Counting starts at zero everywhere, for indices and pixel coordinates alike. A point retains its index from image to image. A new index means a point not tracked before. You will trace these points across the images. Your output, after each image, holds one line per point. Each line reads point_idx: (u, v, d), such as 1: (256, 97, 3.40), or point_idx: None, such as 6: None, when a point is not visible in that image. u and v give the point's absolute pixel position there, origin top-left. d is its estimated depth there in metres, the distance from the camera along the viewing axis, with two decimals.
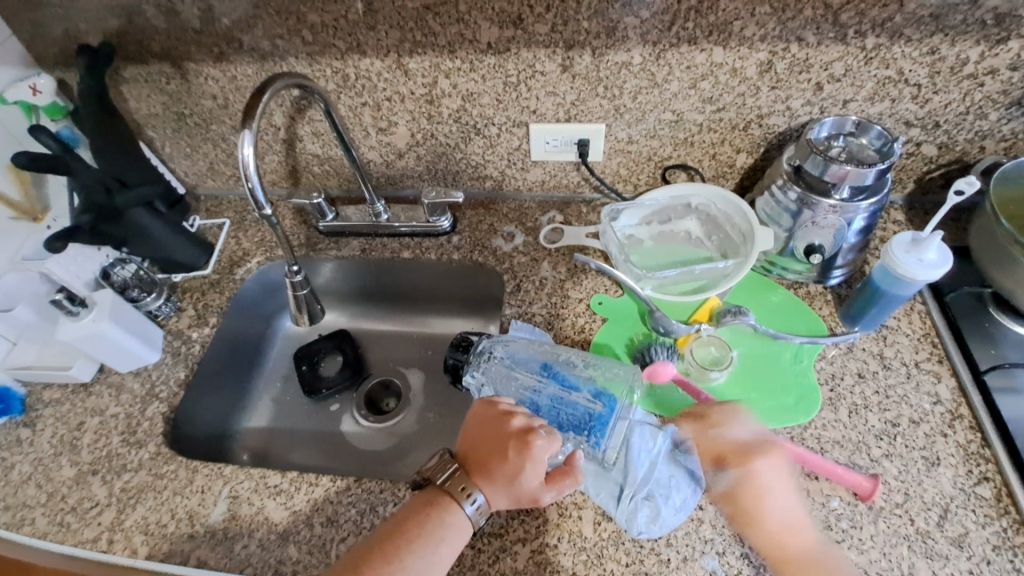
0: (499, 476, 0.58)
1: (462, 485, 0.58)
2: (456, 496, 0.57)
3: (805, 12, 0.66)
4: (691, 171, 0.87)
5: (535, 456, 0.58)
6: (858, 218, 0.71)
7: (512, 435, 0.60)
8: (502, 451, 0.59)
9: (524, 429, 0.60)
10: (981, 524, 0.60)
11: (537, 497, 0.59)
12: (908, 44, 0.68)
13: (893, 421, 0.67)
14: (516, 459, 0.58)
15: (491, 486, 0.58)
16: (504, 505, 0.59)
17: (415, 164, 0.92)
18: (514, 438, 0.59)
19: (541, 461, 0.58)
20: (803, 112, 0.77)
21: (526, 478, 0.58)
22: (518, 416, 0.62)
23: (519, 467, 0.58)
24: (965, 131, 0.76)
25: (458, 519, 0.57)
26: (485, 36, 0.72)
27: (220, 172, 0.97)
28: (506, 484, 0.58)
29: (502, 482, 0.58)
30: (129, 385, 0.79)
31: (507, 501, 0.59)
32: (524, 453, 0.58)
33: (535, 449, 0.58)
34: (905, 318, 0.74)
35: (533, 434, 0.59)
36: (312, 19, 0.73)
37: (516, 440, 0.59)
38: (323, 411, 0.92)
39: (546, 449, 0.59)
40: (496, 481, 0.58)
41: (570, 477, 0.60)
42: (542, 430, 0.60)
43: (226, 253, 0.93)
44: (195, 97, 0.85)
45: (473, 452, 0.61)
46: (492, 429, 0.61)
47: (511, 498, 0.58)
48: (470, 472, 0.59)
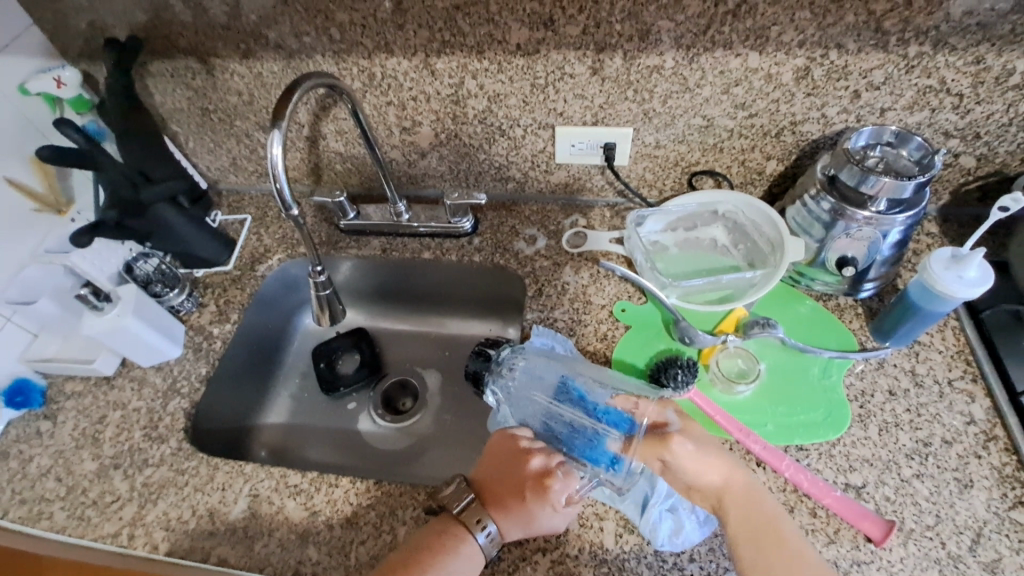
0: (513, 513, 0.58)
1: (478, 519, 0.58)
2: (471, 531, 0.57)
3: (847, 19, 0.64)
4: (718, 177, 0.85)
5: (551, 500, 0.58)
6: (893, 231, 0.69)
7: (530, 476, 0.59)
8: (519, 491, 0.59)
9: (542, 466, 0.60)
10: (1015, 549, 0.58)
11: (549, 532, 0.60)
12: (952, 53, 0.66)
13: (924, 441, 0.65)
14: (532, 501, 0.58)
15: (506, 524, 0.58)
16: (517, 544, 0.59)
17: (438, 163, 0.91)
18: (531, 480, 0.59)
19: (558, 505, 0.58)
20: (838, 120, 0.75)
21: (542, 516, 0.58)
22: (538, 455, 0.61)
23: (536, 508, 0.58)
24: (1006, 143, 0.74)
25: (472, 557, 0.56)
26: (514, 37, 0.71)
27: (242, 168, 0.97)
28: (519, 522, 0.58)
29: (516, 520, 0.58)
30: (151, 379, 0.79)
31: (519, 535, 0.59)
32: (541, 496, 0.58)
33: (553, 492, 0.58)
34: (939, 334, 0.73)
35: (551, 478, 0.59)
36: (340, 18, 0.72)
37: (534, 482, 0.58)
38: (340, 409, 0.92)
39: (564, 490, 0.59)
40: (509, 517, 0.58)
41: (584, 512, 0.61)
42: (559, 472, 0.60)
43: (247, 250, 0.94)
44: (220, 93, 0.85)
45: (490, 485, 0.61)
46: (510, 468, 0.61)
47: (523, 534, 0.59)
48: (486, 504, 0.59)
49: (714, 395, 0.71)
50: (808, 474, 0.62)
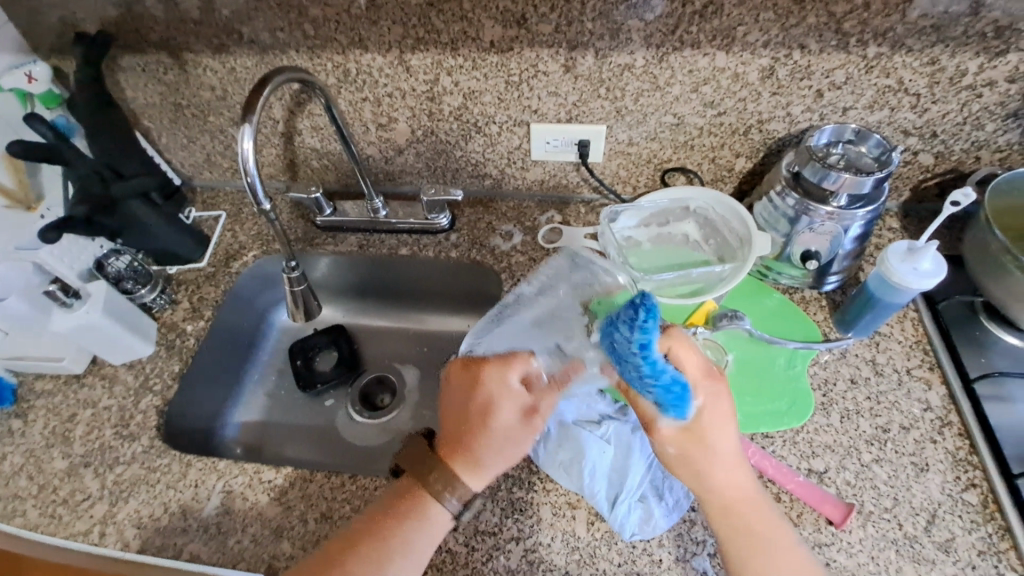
0: (485, 424, 0.57)
1: (428, 467, 0.58)
2: (428, 479, 0.57)
3: (809, 20, 0.66)
4: (689, 174, 0.87)
5: (502, 386, 0.57)
6: (854, 226, 0.72)
7: (475, 384, 0.58)
8: (471, 403, 0.58)
9: (474, 363, 0.59)
10: (967, 529, 0.60)
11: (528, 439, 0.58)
12: (908, 54, 0.69)
13: (883, 427, 0.67)
14: (476, 408, 0.57)
15: (468, 450, 0.57)
16: (500, 465, 0.58)
17: (414, 160, 0.91)
18: (478, 388, 0.57)
19: (513, 381, 0.57)
20: (803, 118, 0.77)
21: (497, 418, 0.57)
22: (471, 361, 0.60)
23: (484, 415, 0.57)
24: (961, 141, 0.77)
25: (442, 499, 0.57)
26: (488, 35, 0.72)
27: (217, 164, 0.97)
28: (496, 425, 0.57)
29: (490, 428, 0.57)
30: (122, 377, 0.78)
31: (509, 435, 0.57)
32: (494, 390, 0.57)
33: (491, 387, 0.57)
34: (898, 325, 0.75)
35: (490, 367, 0.57)
36: (314, 14, 0.72)
37: (479, 386, 0.57)
38: (317, 406, 0.92)
39: (505, 377, 0.57)
40: (481, 432, 0.57)
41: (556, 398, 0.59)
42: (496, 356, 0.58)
43: (221, 246, 0.93)
44: (193, 88, 0.84)
45: (447, 421, 0.60)
46: (454, 395, 0.60)
47: (508, 431, 0.57)
48: (453, 440, 0.58)
49: None
50: (773, 464, 0.64)
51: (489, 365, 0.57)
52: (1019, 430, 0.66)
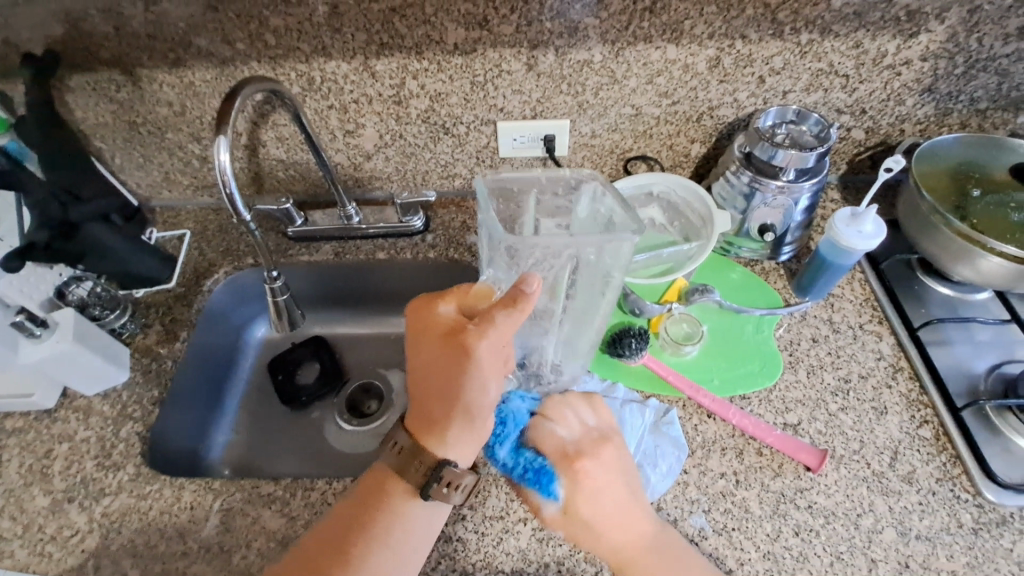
0: (439, 368, 0.56)
1: (394, 441, 0.58)
2: (394, 453, 0.57)
3: (747, 12, 0.72)
4: (649, 162, 0.93)
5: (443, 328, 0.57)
6: (803, 198, 0.78)
7: (422, 339, 0.58)
8: (423, 355, 0.57)
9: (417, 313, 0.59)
10: (925, 460, 0.67)
11: (475, 370, 0.55)
12: (836, 39, 0.75)
13: (845, 378, 0.74)
14: (415, 349, 0.58)
15: (423, 400, 0.57)
16: (453, 409, 0.56)
17: (384, 165, 0.92)
18: (424, 339, 0.58)
19: (452, 321, 0.57)
20: (748, 103, 0.83)
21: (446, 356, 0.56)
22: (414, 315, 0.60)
23: (422, 353, 0.58)
24: (887, 116, 0.85)
25: (410, 464, 0.56)
26: (451, 37, 0.74)
27: (176, 182, 0.95)
28: (450, 367, 0.55)
29: (446, 370, 0.56)
30: (98, 407, 0.75)
31: (466, 372, 0.55)
32: (436, 337, 0.57)
33: (423, 323, 0.58)
34: (848, 286, 0.83)
35: (431, 314, 0.58)
36: (274, 23, 0.72)
37: (424, 337, 0.58)
38: (304, 418, 0.91)
39: (433, 310, 0.58)
40: (438, 379, 0.56)
41: (496, 316, 0.54)
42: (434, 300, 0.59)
43: (190, 265, 0.91)
44: (149, 104, 0.82)
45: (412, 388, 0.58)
46: (410, 354, 0.59)
47: (463, 367, 0.55)
48: (419, 402, 0.57)
49: (665, 358, 0.77)
50: (755, 422, 0.69)
51: (419, 304, 0.60)
52: (959, 369, 0.74)
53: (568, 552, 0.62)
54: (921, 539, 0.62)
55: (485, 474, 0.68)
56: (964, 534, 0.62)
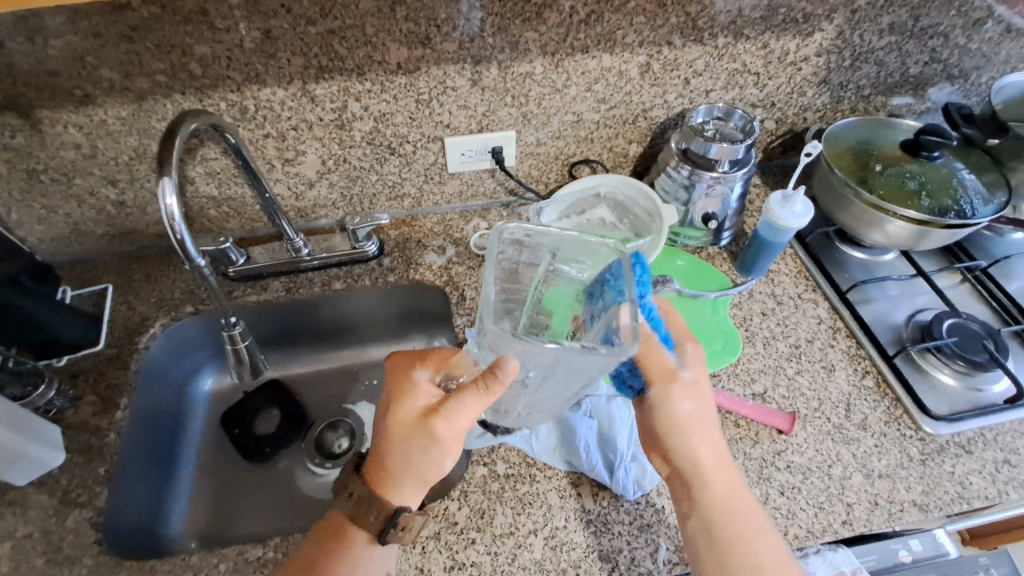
0: (398, 434, 0.54)
1: (350, 489, 0.56)
2: (348, 501, 0.56)
3: (671, 21, 0.78)
4: (592, 165, 0.97)
5: (414, 390, 0.56)
6: (737, 186, 0.85)
7: (393, 394, 0.57)
8: (389, 411, 0.56)
9: (400, 367, 0.58)
10: (873, 407, 0.75)
11: (435, 450, 0.53)
12: (748, 42, 0.83)
13: (795, 344, 0.82)
14: (382, 408, 0.57)
15: (382, 455, 0.55)
16: (405, 472, 0.54)
17: (328, 192, 0.89)
18: (395, 396, 0.56)
19: (423, 386, 0.56)
20: (677, 104, 0.90)
21: (406, 417, 0.55)
22: (395, 366, 0.59)
23: (392, 418, 0.55)
24: (793, 107, 0.95)
25: (363, 510, 0.55)
26: (394, 57, 0.73)
27: (87, 233, 0.85)
28: (408, 434, 0.54)
29: (404, 435, 0.54)
30: (35, 497, 0.66)
31: (424, 441, 0.53)
32: (407, 395, 0.56)
33: (397, 384, 0.57)
34: (783, 261, 0.92)
35: (411, 375, 0.57)
36: (200, 52, 0.67)
37: (397, 394, 0.56)
38: (272, 470, 0.84)
39: (410, 374, 0.57)
40: (396, 442, 0.54)
41: (465, 393, 0.52)
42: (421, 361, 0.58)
43: (119, 322, 0.82)
44: (51, 149, 0.74)
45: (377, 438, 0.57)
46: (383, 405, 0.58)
47: (418, 435, 0.53)
48: (380, 456, 0.56)
49: None
50: (733, 397, 0.74)
51: (400, 364, 0.58)
52: (883, 321, 0.84)
53: (583, 554, 0.63)
54: (883, 477, 0.69)
55: (487, 493, 0.67)
56: (915, 466, 0.70)
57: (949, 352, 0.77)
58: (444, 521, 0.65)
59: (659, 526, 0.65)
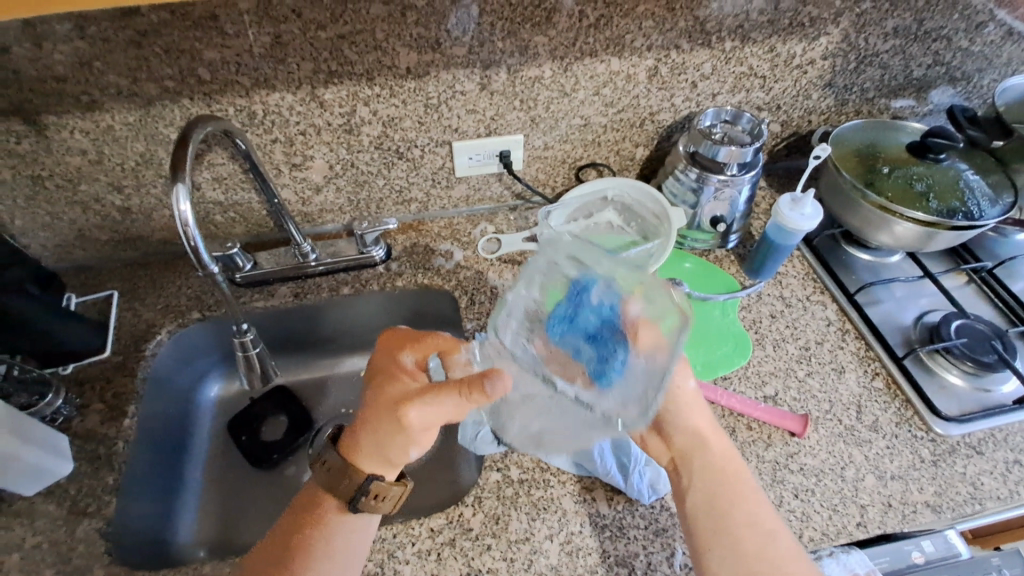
0: (372, 412, 0.55)
1: (325, 459, 0.57)
2: (323, 470, 0.57)
3: (680, 25, 0.78)
4: (599, 168, 0.97)
5: (397, 372, 0.56)
6: (745, 189, 0.85)
7: (378, 372, 0.58)
8: (371, 388, 0.57)
9: (391, 345, 0.59)
10: (884, 408, 0.76)
11: (403, 438, 0.54)
12: (755, 45, 0.84)
13: (805, 346, 0.82)
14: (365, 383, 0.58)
15: (356, 427, 0.57)
16: (371, 449, 0.55)
17: (335, 197, 0.88)
18: (379, 374, 0.57)
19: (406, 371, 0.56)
20: (684, 107, 0.90)
21: (384, 399, 0.55)
22: (389, 342, 0.60)
23: (371, 396, 0.56)
24: (798, 109, 0.96)
25: (337, 477, 0.56)
26: (403, 61, 0.73)
27: (92, 239, 0.84)
28: (380, 415, 0.55)
29: (376, 414, 0.55)
30: (43, 508, 0.65)
31: (393, 426, 0.54)
32: (389, 376, 0.56)
33: (383, 363, 0.58)
34: (790, 263, 0.92)
35: (400, 357, 0.57)
36: (209, 57, 0.67)
37: (380, 373, 0.57)
38: (280, 477, 0.83)
39: (398, 356, 0.57)
40: (369, 420, 0.55)
41: (443, 392, 0.53)
42: (412, 344, 0.58)
43: (125, 329, 0.81)
44: (57, 155, 0.73)
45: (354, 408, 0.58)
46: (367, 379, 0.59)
47: (389, 418, 0.54)
48: (354, 428, 0.57)
49: None
50: (746, 400, 0.74)
51: (390, 343, 0.60)
52: (891, 322, 0.84)
53: (599, 559, 0.62)
54: (896, 479, 0.70)
55: (502, 498, 0.67)
56: (927, 467, 0.71)
57: (958, 352, 0.77)
58: (459, 527, 0.64)
59: (674, 530, 0.64)
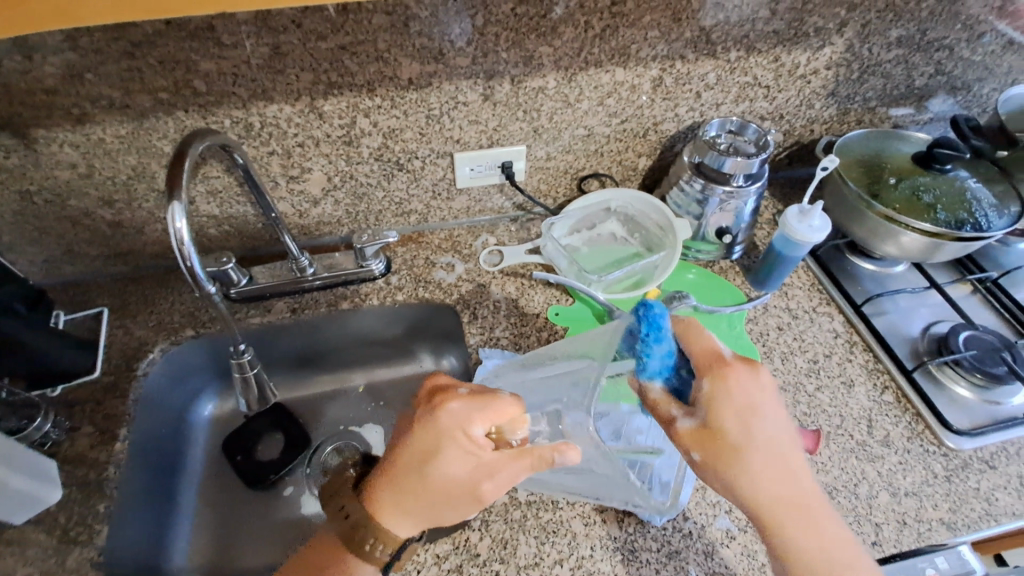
0: (436, 485, 0.52)
1: (346, 509, 0.55)
2: (343, 523, 0.55)
3: (686, 35, 0.77)
4: (602, 178, 0.95)
5: (464, 444, 0.53)
6: (750, 200, 0.84)
7: (440, 440, 0.53)
8: (430, 458, 0.53)
9: (449, 410, 0.54)
10: (895, 422, 0.75)
11: (470, 507, 0.54)
12: (759, 56, 0.83)
13: (813, 359, 0.81)
14: (420, 450, 0.53)
15: (406, 496, 0.53)
16: (426, 516, 0.54)
17: (333, 209, 0.86)
18: (442, 444, 0.53)
19: (474, 443, 0.53)
20: (687, 117, 0.89)
21: (450, 472, 0.52)
22: (448, 405, 0.55)
23: (434, 468, 0.52)
24: (801, 119, 0.95)
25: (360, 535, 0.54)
26: (405, 72, 0.71)
27: (81, 254, 0.82)
28: (447, 487, 0.52)
29: (440, 487, 0.52)
30: (32, 537, 0.62)
31: (464, 497, 0.53)
32: (457, 447, 0.53)
33: (446, 432, 0.53)
34: (795, 274, 0.91)
35: (468, 428, 0.53)
36: (204, 68, 0.65)
37: (442, 444, 0.53)
38: (277, 498, 0.81)
39: (466, 421, 0.54)
40: (430, 492, 0.52)
41: (524, 468, 0.53)
42: (476, 410, 0.54)
43: (116, 347, 0.78)
44: (46, 169, 0.70)
45: (402, 473, 0.53)
46: (420, 442, 0.54)
47: (458, 490, 0.53)
48: (404, 496, 0.53)
49: None
50: None
51: (449, 407, 0.55)
52: (898, 333, 0.83)
53: None
54: (909, 495, 0.69)
55: (510, 522, 0.65)
56: (940, 483, 0.70)
57: (967, 364, 0.76)
58: (466, 553, 0.62)
59: (687, 553, 0.63)
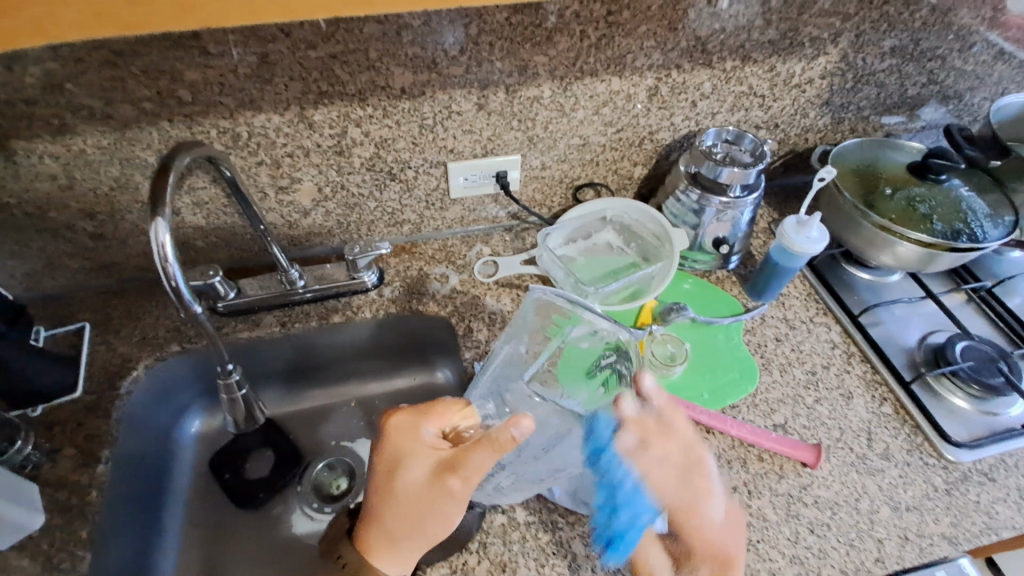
0: (405, 497, 0.54)
1: (340, 555, 0.56)
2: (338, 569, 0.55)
3: (682, 45, 0.76)
4: (597, 187, 0.94)
5: (419, 452, 0.56)
6: (747, 211, 0.84)
7: (396, 455, 0.57)
8: (390, 473, 0.56)
9: (396, 427, 0.59)
10: (894, 435, 0.74)
11: (446, 508, 0.54)
12: (755, 65, 0.82)
13: (811, 370, 0.80)
14: (382, 470, 0.57)
15: (383, 520, 0.54)
16: (410, 535, 0.54)
17: (324, 220, 0.84)
18: (398, 457, 0.56)
19: (428, 448, 0.56)
20: (683, 126, 0.88)
21: (412, 480, 0.55)
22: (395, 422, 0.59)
23: (396, 481, 0.55)
24: (795, 128, 0.95)
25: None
26: (398, 81, 0.69)
27: (62, 267, 0.79)
28: (415, 496, 0.54)
29: (409, 498, 0.54)
30: (10, 565, 0.60)
31: (435, 499, 0.53)
32: (414, 456, 0.56)
33: (399, 444, 0.57)
34: (792, 285, 0.90)
35: (419, 435, 0.57)
36: (190, 77, 0.63)
37: (399, 457, 0.56)
38: (266, 518, 0.78)
39: (415, 432, 0.58)
40: (402, 505, 0.54)
41: (480, 451, 0.53)
42: (422, 419, 0.59)
43: (98, 364, 0.75)
44: (25, 180, 0.68)
45: (373, 496, 0.56)
46: (381, 464, 0.57)
47: (426, 494, 0.54)
48: (381, 521, 0.54)
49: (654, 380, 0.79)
50: (756, 431, 0.72)
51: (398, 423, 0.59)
52: (896, 343, 0.83)
53: None
54: (911, 510, 0.68)
55: (508, 543, 0.63)
56: (941, 496, 0.69)
57: (964, 375, 0.76)
58: None
59: None
